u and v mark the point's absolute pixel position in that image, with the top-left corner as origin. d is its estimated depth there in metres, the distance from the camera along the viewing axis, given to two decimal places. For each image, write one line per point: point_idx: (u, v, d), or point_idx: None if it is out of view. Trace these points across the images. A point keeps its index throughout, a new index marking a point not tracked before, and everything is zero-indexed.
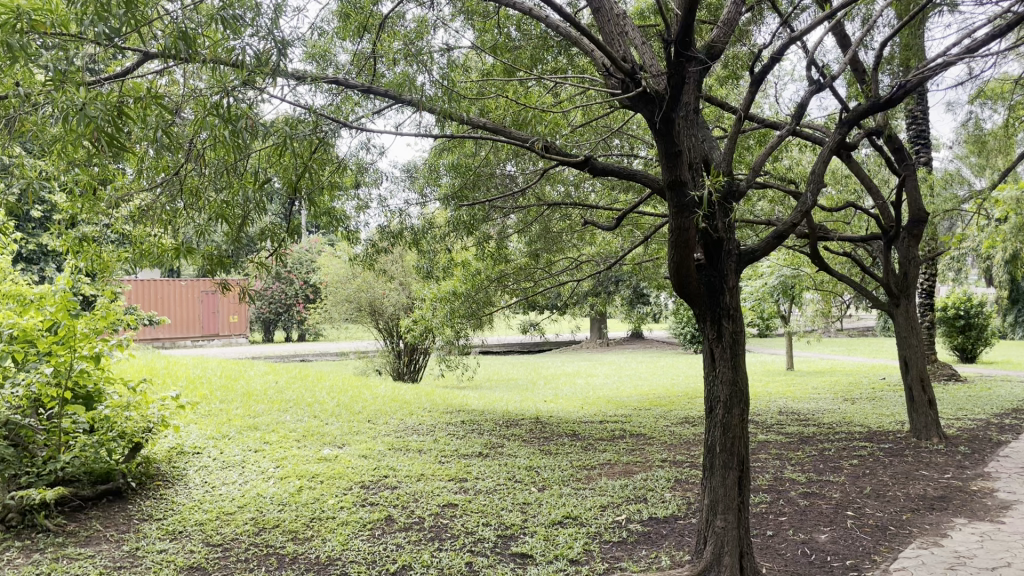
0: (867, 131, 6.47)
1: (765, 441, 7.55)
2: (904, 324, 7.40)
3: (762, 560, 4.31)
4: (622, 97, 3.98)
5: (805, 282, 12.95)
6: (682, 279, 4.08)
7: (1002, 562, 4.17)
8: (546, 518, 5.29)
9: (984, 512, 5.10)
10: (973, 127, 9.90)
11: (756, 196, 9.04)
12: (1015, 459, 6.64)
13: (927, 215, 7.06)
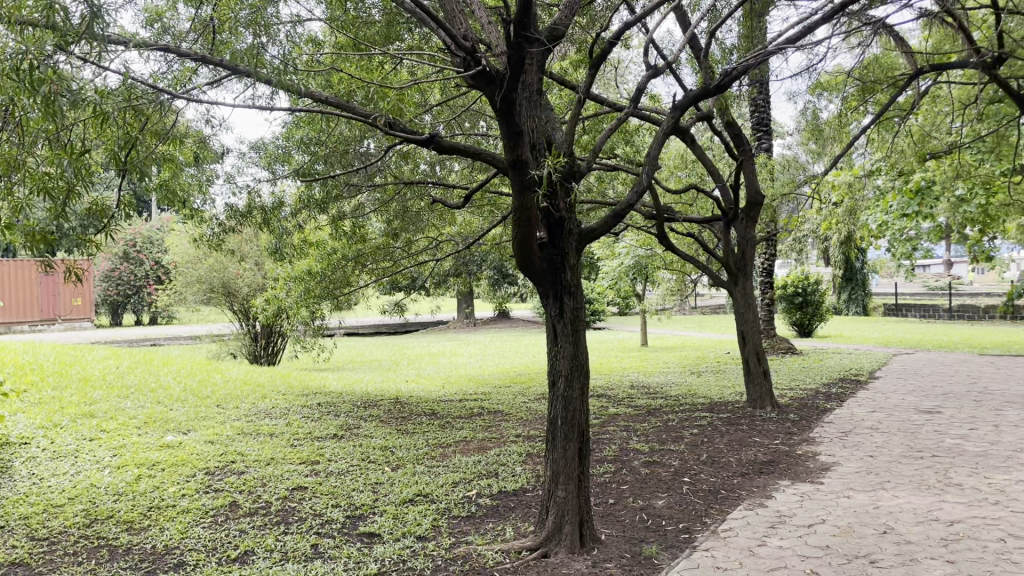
0: (702, 116, 6.79)
1: (614, 414, 7.84)
2: (742, 303, 7.80)
3: (602, 527, 4.48)
4: (464, 74, 3.97)
5: (658, 261, 13.49)
6: (525, 258, 4.12)
7: (817, 519, 4.50)
8: (397, 497, 5.29)
9: (806, 474, 5.52)
10: (810, 115, 10.54)
11: (609, 178, 9.29)
12: (836, 424, 7.21)
13: (762, 197, 7.47)
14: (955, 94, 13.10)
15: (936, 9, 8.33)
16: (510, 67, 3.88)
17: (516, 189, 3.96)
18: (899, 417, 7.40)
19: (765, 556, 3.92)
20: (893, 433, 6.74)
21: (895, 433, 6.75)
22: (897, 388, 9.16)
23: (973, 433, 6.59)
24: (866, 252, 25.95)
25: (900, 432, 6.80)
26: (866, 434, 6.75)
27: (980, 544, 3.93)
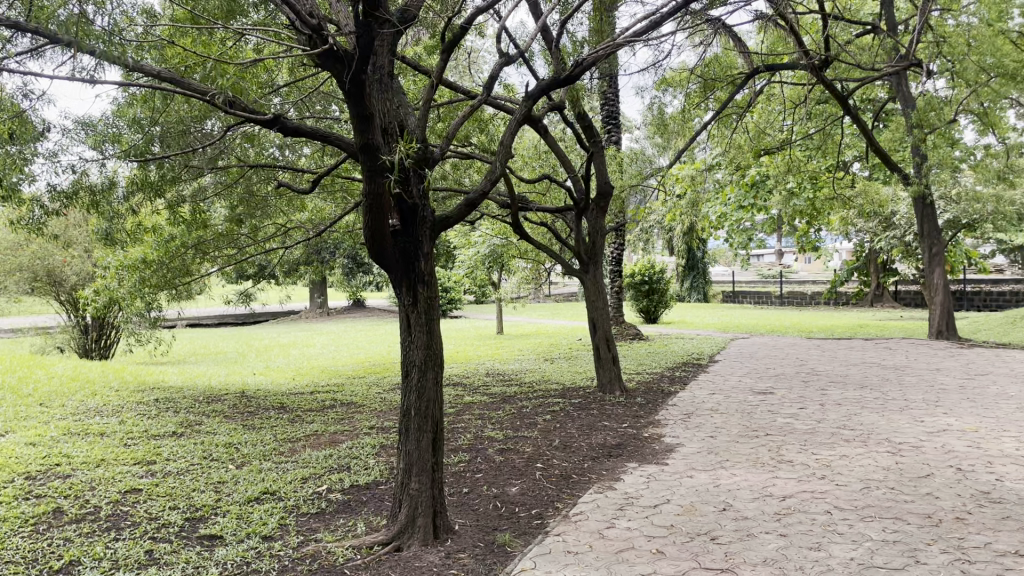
0: (553, 106, 6.89)
1: (469, 402, 7.84)
2: (592, 291, 7.98)
3: (456, 517, 4.45)
4: (310, 52, 3.80)
5: (512, 250, 13.61)
6: (377, 247, 3.98)
7: (663, 499, 4.66)
8: (241, 496, 5.05)
9: (652, 456, 5.71)
10: (656, 109, 10.92)
11: (463, 165, 9.25)
12: (680, 406, 7.53)
13: (611, 188, 7.66)
14: (787, 94, 13.98)
15: (770, 12, 8.83)
16: (359, 47, 3.75)
17: (367, 175, 3.81)
18: (736, 398, 7.83)
19: (614, 537, 4.01)
20: (731, 414, 7.11)
21: (733, 414, 7.12)
22: (735, 371, 9.70)
23: (802, 412, 7.05)
24: (706, 242, 27.34)
25: (737, 412, 7.18)
26: (707, 415, 7.08)
27: (808, 517, 4.19)
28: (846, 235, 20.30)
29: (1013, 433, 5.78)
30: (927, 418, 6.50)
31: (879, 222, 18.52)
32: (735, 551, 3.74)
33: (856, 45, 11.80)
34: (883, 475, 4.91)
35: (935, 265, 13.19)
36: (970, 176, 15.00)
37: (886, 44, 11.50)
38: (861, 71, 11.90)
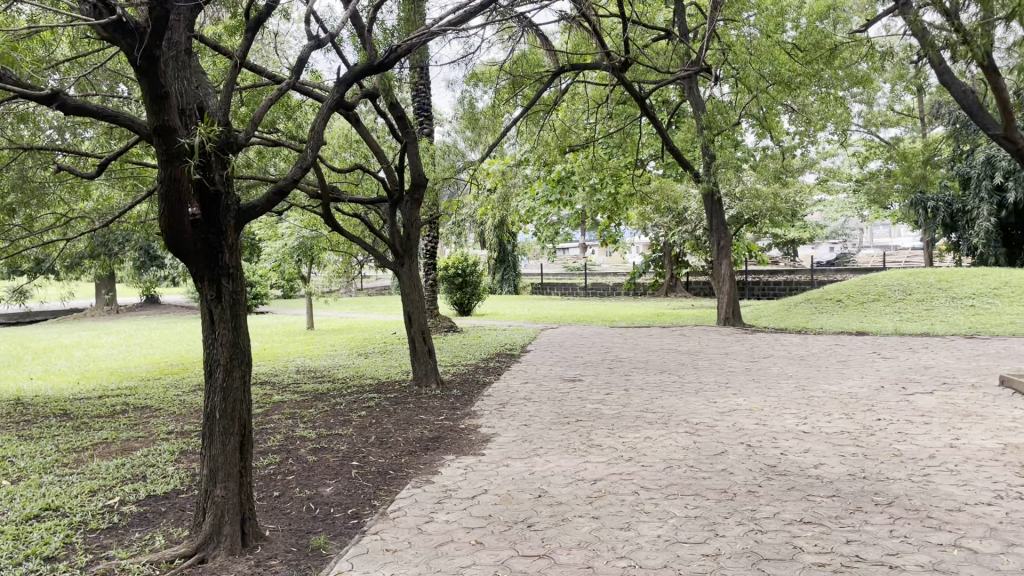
0: (364, 94, 6.72)
1: (278, 401, 7.49)
2: (409, 283, 7.86)
3: (265, 522, 4.22)
4: (93, 22, 3.44)
5: (322, 243, 13.20)
6: (176, 238, 3.68)
7: (480, 490, 4.67)
8: (18, 514, 4.51)
9: (469, 447, 5.72)
10: (468, 103, 10.96)
11: (269, 153, 8.82)
12: (495, 397, 7.62)
13: (425, 180, 7.60)
14: (590, 93, 14.56)
15: (575, 13, 9.14)
16: (151, 20, 3.45)
17: (161, 159, 3.51)
18: (548, 387, 8.05)
19: (433, 532, 3.98)
20: (543, 402, 7.29)
21: (545, 402, 7.31)
22: (546, 361, 9.97)
23: (609, 397, 7.36)
24: (516, 235, 27.98)
25: (549, 400, 7.39)
26: (521, 404, 7.22)
27: (618, 498, 4.36)
28: (645, 229, 21.49)
29: (792, 410, 6.35)
30: (719, 399, 7.00)
31: (673, 218, 19.77)
32: (551, 536, 3.82)
33: (653, 50, 12.52)
34: (683, 454, 5.21)
35: (722, 257, 14.24)
36: (751, 176, 16.36)
37: (680, 50, 12.28)
38: (657, 74, 12.64)
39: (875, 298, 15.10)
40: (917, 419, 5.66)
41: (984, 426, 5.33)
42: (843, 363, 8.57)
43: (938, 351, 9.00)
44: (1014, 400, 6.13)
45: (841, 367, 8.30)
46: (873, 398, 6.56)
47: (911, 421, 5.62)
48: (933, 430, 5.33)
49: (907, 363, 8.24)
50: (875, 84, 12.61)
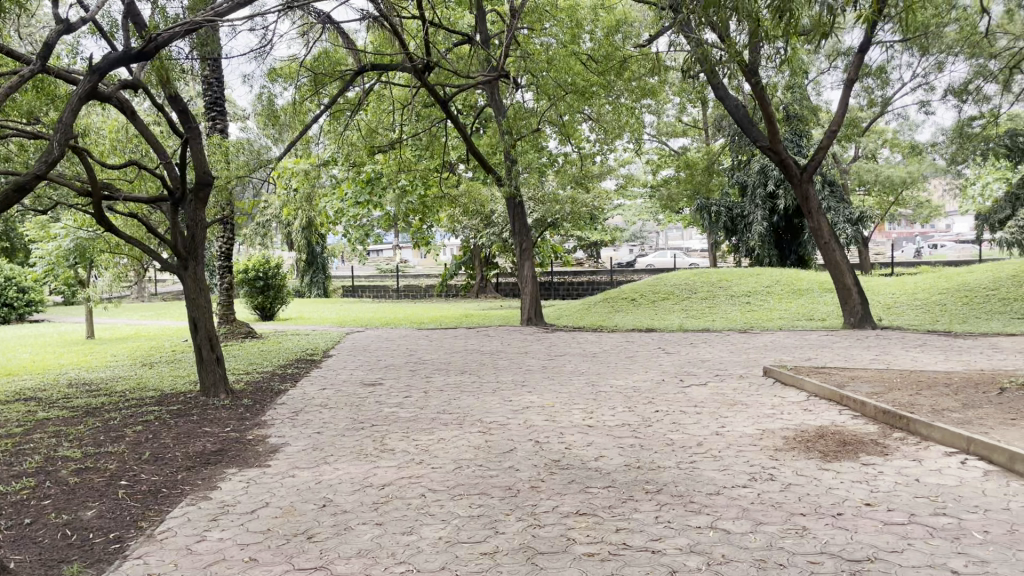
0: (121, 84, 6.18)
1: (42, 419, 6.81)
2: (193, 288, 7.38)
3: (10, 554, 3.79)
4: None
5: (102, 245, 12.17)
6: None
7: (261, 503, 4.47)
8: None
9: (254, 459, 5.47)
10: (264, 100, 10.49)
11: (31, 147, 7.98)
12: (288, 405, 7.35)
13: (209, 178, 7.16)
14: (395, 94, 14.44)
15: (375, 13, 9.04)
16: None
17: None
18: (345, 392, 7.89)
19: (203, 551, 3.75)
20: (339, 408, 7.12)
21: (341, 408, 7.14)
22: (347, 365, 9.77)
23: (406, 400, 7.32)
24: (324, 237, 27.26)
25: (345, 406, 7.22)
26: (316, 411, 7.01)
27: (404, 502, 4.33)
28: (454, 231, 21.64)
29: (580, 406, 6.60)
30: (514, 398, 7.15)
31: (481, 220, 20.04)
32: (329, 547, 3.71)
33: (456, 53, 12.63)
34: (473, 454, 5.27)
35: (524, 259, 14.59)
36: (553, 180, 16.92)
37: (480, 55, 12.46)
38: (460, 78, 12.77)
39: (666, 297, 16.08)
40: (691, 410, 6.05)
41: (747, 414, 5.79)
42: (631, 358, 9.04)
43: (715, 345, 9.71)
44: (774, 388, 6.72)
45: (629, 363, 8.75)
46: (654, 391, 6.96)
47: (685, 412, 6.01)
48: (703, 420, 5.72)
49: (687, 357, 8.81)
50: (663, 97, 13.42)
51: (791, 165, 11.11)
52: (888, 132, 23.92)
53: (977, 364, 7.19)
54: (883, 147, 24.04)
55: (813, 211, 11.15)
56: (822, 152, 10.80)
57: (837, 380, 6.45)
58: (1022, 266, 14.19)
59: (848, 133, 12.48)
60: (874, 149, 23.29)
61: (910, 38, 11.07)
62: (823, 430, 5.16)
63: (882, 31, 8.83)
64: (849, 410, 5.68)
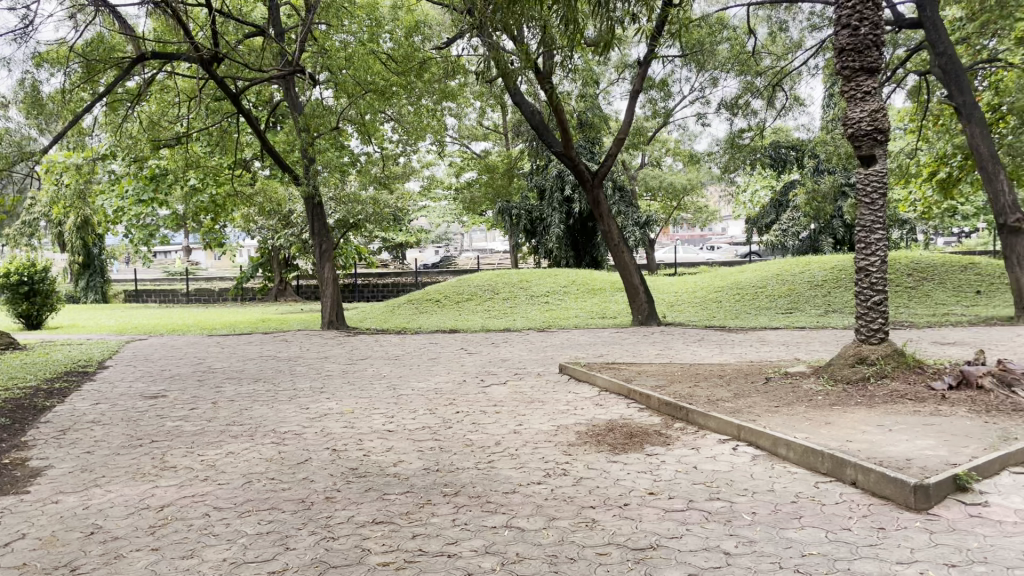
0: None
1: None
2: None
3: None
4: None
5: None
6: None
7: (16, 535, 3.98)
8: None
9: (10, 485, 4.87)
10: (27, 85, 9.44)
11: None
12: (55, 423, 6.64)
13: None
14: (182, 85, 13.55)
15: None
16: None
17: None
18: (123, 406, 7.26)
19: None
20: (114, 424, 6.53)
21: (117, 424, 6.55)
22: (126, 376, 9.02)
23: (192, 413, 6.84)
24: (102, 237, 25.08)
25: (122, 421, 6.64)
26: (87, 429, 6.38)
27: (185, 524, 4.02)
28: (250, 231, 20.69)
29: (380, 411, 6.48)
30: (311, 405, 6.89)
31: (279, 220, 19.29)
32: None
33: (248, 46, 12.05)
34: (265, 467, 5.00)
35: (325, 260, 14.13)
36: (354, 181, 16.59)
37: (274, 49, 11.97)
38: (253, 72, 12.19)
39: (469, 297, 16.26)
40: (490, 409, 6.12)
41: (543, 411, 5.94)
42: (433, 360, 9.03)
43: (515, 345, 9.93)
44: (569, 385, 6.95)
45: (431, 365, 8.73)
46: (454, 393, 6.97)
47: (485, 412, 6.07)
48: (501, 419, 5.79)
49: (488, 357, 8.93)
50: (464, 101, 13.56)
51: (583, 170, 11.57)
52: (670, 142, 25.69)
53: (748, 356, 7.84)
54: (666, 156, 25.79)
55: (604, 214, 11.67)
56: (611, 159, 11.32)
57: (626, 374, 6.78)
58: (784, 267, 15.70)
59: (635, 141, 13.19)
60: (659, 157, 24.92)
61: (689, 54, 11.88)
62: (613, 423, 5.39)
63: (664, 46, 9.39)
64: (636, 403, 5.98)
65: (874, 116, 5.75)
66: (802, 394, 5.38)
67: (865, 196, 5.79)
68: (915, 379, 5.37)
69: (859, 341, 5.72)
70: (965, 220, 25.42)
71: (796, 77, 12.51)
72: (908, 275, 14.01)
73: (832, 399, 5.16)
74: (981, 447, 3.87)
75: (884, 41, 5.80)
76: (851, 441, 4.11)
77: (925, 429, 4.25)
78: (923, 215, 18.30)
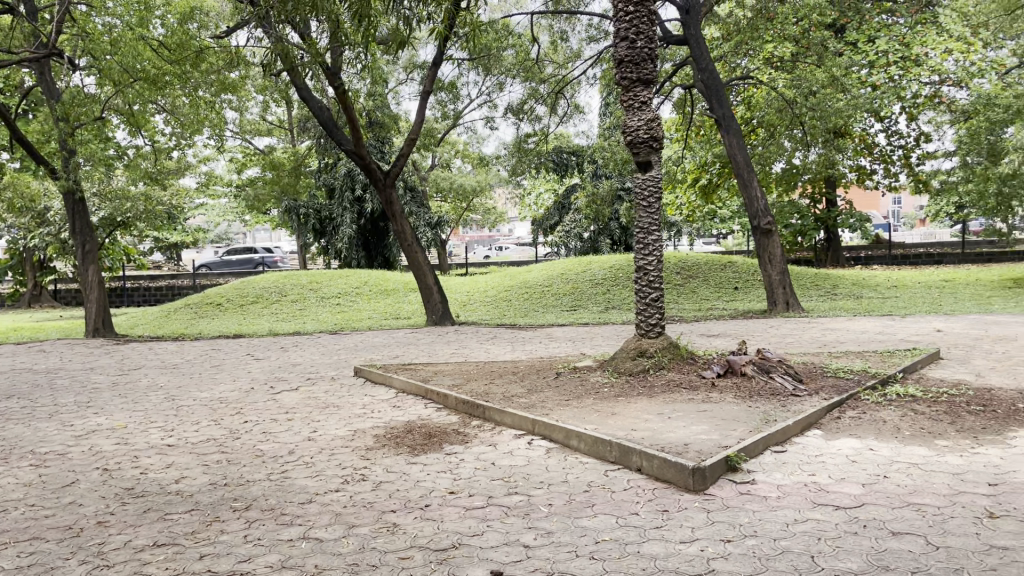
0: None
1: None
2: None
3: None
4: None
5: None
6: None
7: None
8: None
9: None
10: None
11: None
12: None
13: None
14: None
15: None
16: None
17: None
18: None
19: None
20: None
21: None
22: None
23: None
24: None
25: None
26: None
27: None
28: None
29: (159, 424, 5.99)
30: (77, 421, 6.25)
31: (33, 218, 17.38)
32: None
33: None
34: (22, 493, 4.45)
35: (88, 262, 12.88)
36: (122, 176, 15.30)
37: (26, 29, 10.79)
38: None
39: (254, 300, 15.51)
40: (281, 417, 5.86)
41: (338, 416, 5.78)
42: (216, 368, 8.52)
43: (306, 348, 9.60)
44: (363, 388, 6.83)
45: (214, 373, 8.21)
46: (241, 401, 6.61)
47: (276, 420, 5.80)
48: (294, 426, 5.56)
49: (277, 362, 8.57)
50: (247, 95, 12.92)
51: (374, 170, 11.37)
52: (459, 144, 26.10)
53: (538, 353, 8.12)
54: (455, 158, 26.16)
55: (396, 214, 11.54)
56: (402, 159, 11.24)
57: (421, 375, 6.77)
58: (568, 266, 16.43)
59: (426, 142, 13.21)
60: (448, 159, 25.23)
61: (477, 57, 12.08)
62: (410, 425, 5.36)
63: (452, 48, 9.46)
64: (432, 403, 5.99)
65: (650, 125, 6.14)
66: (589, 387, 5.65)
67: (643, 200, 6.17)
68: (688, 370, 5.81)
69: (639, 335, 6.09)
70: (722, 223, 27.96)
71: (576, 86, 13.08)
72: (677, 272, 15.18)
73: (616, 391, 5.45)
74: (747, 429, 4.25)
75: (657, 55, 6.22)
76: (635, 430, 4.37)
77: (699, 415, 4.61)
78: (689, 217, 19.91)
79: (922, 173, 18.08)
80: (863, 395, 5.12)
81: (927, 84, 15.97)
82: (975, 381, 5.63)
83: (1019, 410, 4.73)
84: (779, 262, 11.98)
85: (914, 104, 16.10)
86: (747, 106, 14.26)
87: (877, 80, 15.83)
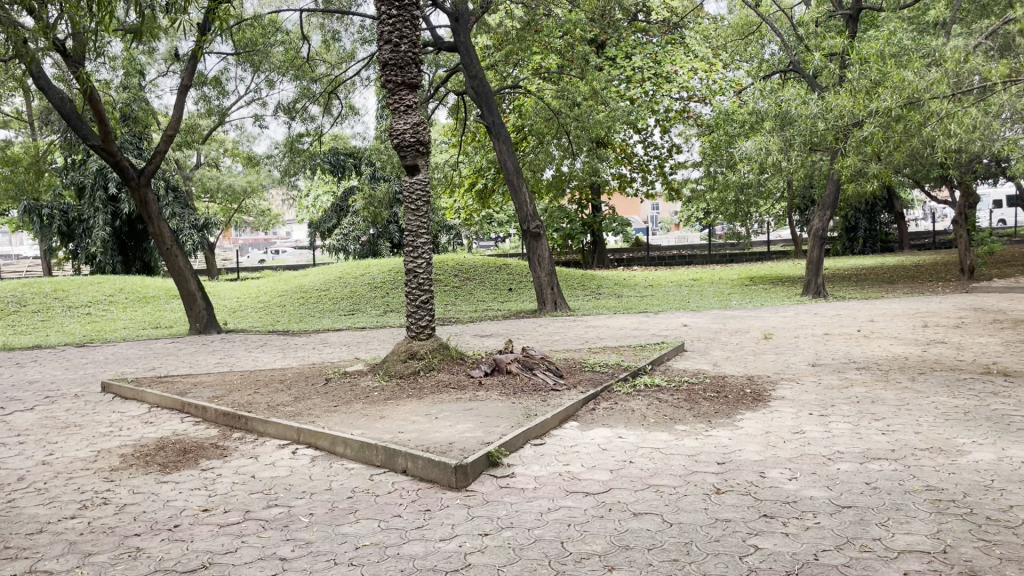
0: None
1: None
2: None
3: None
4: None
5: None
6: None
7: None
8: None
9: None
10: None
11: None
12: None
13: None
14: None
15: None
16: None
17: None
18: None
19: None
20: None
21: None
22: None
23: None
24: None
25: None
26: None
27: None
28: None
29: None
30: None
31: None
32: None
33: None
34: None
35: None
36: None
37: None
38: None
39: None
40: (12, 440, 5.25)
41: (79, 436, 5.26)
42: None
43: (47, 363, 8.66)
44: (112, 405, 6.29)
45: None
46: None
47: (5, 444, 5.18)
48: (26, 450, 4.99)
49: (10, 380, 7.66)
50: None
51: (126, 168, 10.53)
52: (227, 141, 24.81)
53: (309, 359, 7.91)
54: (224, 157, 24.83)
55: (153, 214, 10.74)
56: (158, 158, 10.48)
57: (179, 387, 6.35)
58: (346, 270, 16.17)
59: (188, 139, 12.43)
60: (216, 157, 23.92)
61: (242, 53, 11.54)
62: (164, 441, 5.00)
63: (215, 43, 8.98)
64: (190, 417, 5.63)
65: (416, 129, 6.22)
66: (359, 391, 5.59)
67: (411, 204, 6.19)
68: (457, 370, 5.92)
69: (409, 338, 6.11)
70: (499, 226, 28.75)
71: (350, 87, 12.90)
72: (454, 275, 15.40)
73: (385, 394, 5.43)
74: (508, 425, 4.40)
75: (421, 60, 6.26)
76: (401, 432, 4.38)
77: (465, 414, 4.70)
78: (466, 220, 20.28)
79: (674, 182, 19.69)
80: (616, 387, 5.48)
81: (677, 100, 17.43)
82: (713, 370, 6.21)
83: (746, 395, 5.28)
84: (547, 264, 12.52)
85: (666, 117, 17.50)
86: (519, 114, 14.80)
87: (635, 94, 17.04)
